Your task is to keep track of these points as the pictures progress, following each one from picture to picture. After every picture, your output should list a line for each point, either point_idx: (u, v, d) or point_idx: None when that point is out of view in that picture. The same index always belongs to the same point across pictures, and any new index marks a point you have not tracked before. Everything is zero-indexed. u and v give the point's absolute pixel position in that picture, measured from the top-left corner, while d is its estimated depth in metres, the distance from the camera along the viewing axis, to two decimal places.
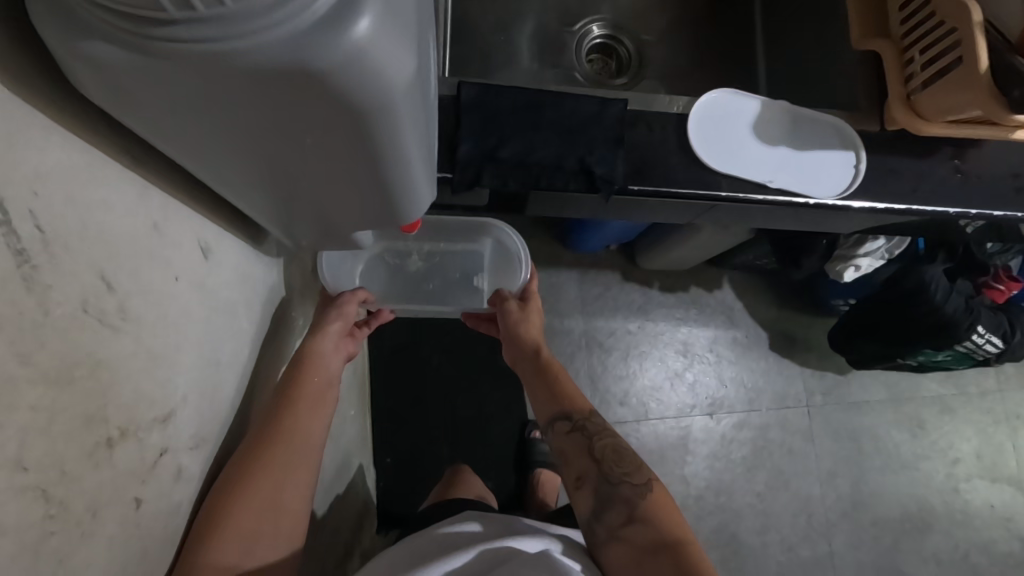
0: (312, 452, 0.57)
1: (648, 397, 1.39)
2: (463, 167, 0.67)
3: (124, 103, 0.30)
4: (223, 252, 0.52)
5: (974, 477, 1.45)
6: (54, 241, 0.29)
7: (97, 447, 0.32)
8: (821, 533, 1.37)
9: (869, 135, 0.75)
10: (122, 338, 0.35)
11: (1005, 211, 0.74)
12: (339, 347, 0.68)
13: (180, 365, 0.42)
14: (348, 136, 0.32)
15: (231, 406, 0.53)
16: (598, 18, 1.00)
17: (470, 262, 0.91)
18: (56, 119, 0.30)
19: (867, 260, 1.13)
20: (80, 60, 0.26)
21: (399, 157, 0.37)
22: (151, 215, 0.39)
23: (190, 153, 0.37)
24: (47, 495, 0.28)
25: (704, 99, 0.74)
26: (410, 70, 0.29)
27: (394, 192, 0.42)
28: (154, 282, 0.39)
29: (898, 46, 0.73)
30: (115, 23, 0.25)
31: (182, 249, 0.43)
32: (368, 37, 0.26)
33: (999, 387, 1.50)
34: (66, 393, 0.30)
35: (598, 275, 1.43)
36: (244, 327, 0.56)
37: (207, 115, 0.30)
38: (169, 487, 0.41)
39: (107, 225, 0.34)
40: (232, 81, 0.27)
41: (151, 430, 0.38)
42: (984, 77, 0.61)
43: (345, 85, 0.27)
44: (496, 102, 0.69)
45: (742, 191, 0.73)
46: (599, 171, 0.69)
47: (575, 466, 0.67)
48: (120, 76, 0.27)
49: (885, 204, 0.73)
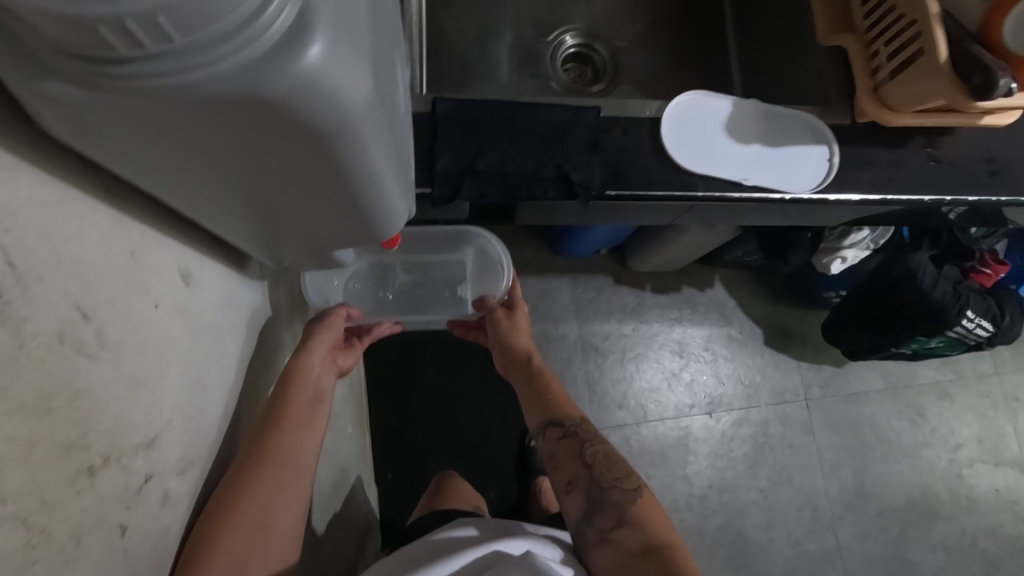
0: (303, 470, 0.58)
1: (647, 399, 1.39)
2: (441, 181, 0.68)
3: (91, 138, 0.31)
4: (206, 278, 0.53)
5: (977, 462, 1.45)
6: (27, 275, 0.30)
7: (78, 475, 0.33)
8: (827, 526, 1.37)
9: (840, 128, 0.76)
10: (101, 365, 0.36)
11: (980, 196, 0.75)
12: (329, 362, 0.70)
13: (164, 390, 0.43)
14: (313, 156, 0.33)
15: (219, 430, 0.53)
16: (571, 27, 1.01)
17: (452, 273, 0.92)
18: (24, 158, 0.31)
19: (853, 251, 1.14)
20: (43, 100, 0.27)
21: (368, 175, 0.37)
22: (128, 245, 0.40)
23: (163, 183, 0.38)
24: (27, 524, 0.29)
25: (677, 101, 0.75)
26: (367, 89, 0.30)
27: (368, 209, 0.42)
28: (133, 309, 0.40)
29: (863, 39, 0.74)
30: (73, 63, 0.26)
31: (161, 275, 0.44)
32: (319, 62, 0.27)
33: (995, 370, 1.50)
34: (44, 423, 0.30)
35: (590, 280, 1.44)
36: (230, 349, 0.57)
37: (173, 143, 0.31)
38: (157, 511, 0.42)
39: (81, 256, 0.35)
40: (192, 110, 0.28)
41: (134, 456, 0.38)
42: (945, 66, 0.63)
43: (301, 108, 0.28)
44: (472, 114, 0.70)
45: (718, 190, 0.74)
46: (576, 178, 0.70)
47: (565, 470, 0.67)
48: (81, 113, 0.28)
49: (860, 195, 0.74)
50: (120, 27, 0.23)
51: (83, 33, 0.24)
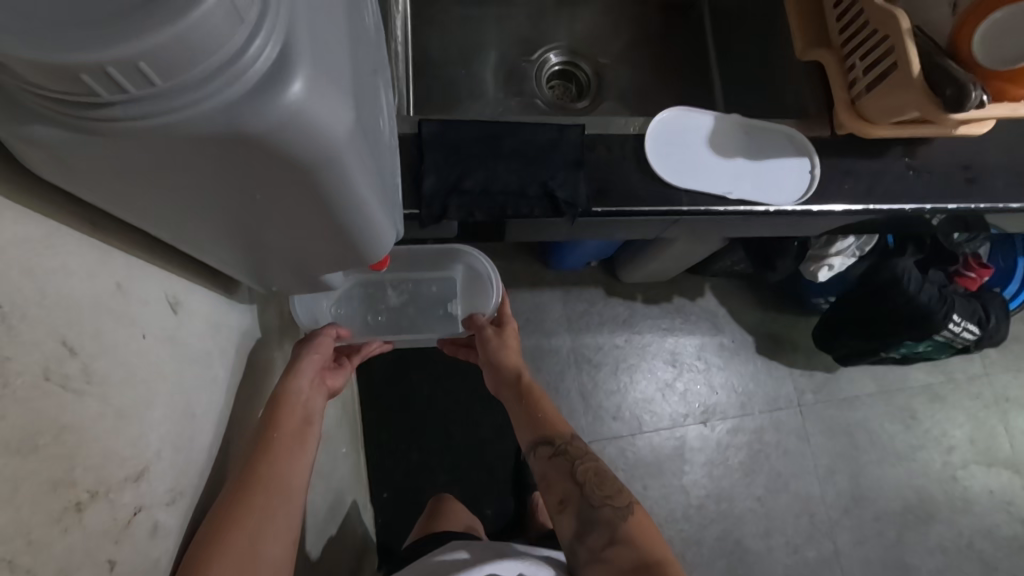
0: (293, 495, 0.57)
1: (641, 410, 1.39)
2: (428, 202, 0.69)
3: (76, 177, 0.31)
4: (194, 304, 0.53)
5: (970, 463, 1.46)
6: (11, 312, 0.30)
7: (65, 512, 0.33)
8: (825, 532, 1.37)
9: (820, 140, 0.78)
10: (87, 401, 0.35)
11: (959, 203, 0.77)
12: (318, 384, 0.69)
13: (151, 422, 0.43)
14: (297, 187, 0.33)
15: (208, 457, 0.53)
16: (555, 46, 1.03)
17: (442, 290, 0.92)
18: (11, 197, 0.31)
19: (839, 259, 1.15)
20: (28, 142, 0.28)
21: (353, 202, 0.38)
22: (114, 277, 0.40)
23: (149, 216, 0.38)
24: (12, 564, 0.28)
25: (659, 118, 0.77)
26: (349, 121, 0.31)
27: (354, 234, 0.43)
28: (119, 341, 0.40)
29: (839, 53, 0.76)
30: (56, 107, 0.26)
31: (147, 306, 0.44)
32: (301, 98, 0.28)
33: (985, 370, 1.52)
34: (29, 461, 0.30)
35: (581, 292, 1.44)
36: (220, 375, 0.57)
37: (157, 178, 0.31)
38: (146, 544, 0.41)
39: (66, 290, 0.35)
40: (175, 147, 0.28)
41: (122, 489, 0.38)
42: (917, 79, 0.64)
43: (284, 143, 0.29)
44: (457, 135, 0.71)
45: (703, 204, 0.75)
46: (562, 195, 0.70)
47: (557, 489, 0.68)
48: (65, 154, 0.28)
49: (842, 205, 0.76)
50: (102, 73, 0.23)
51: (65, 80, 0.24)
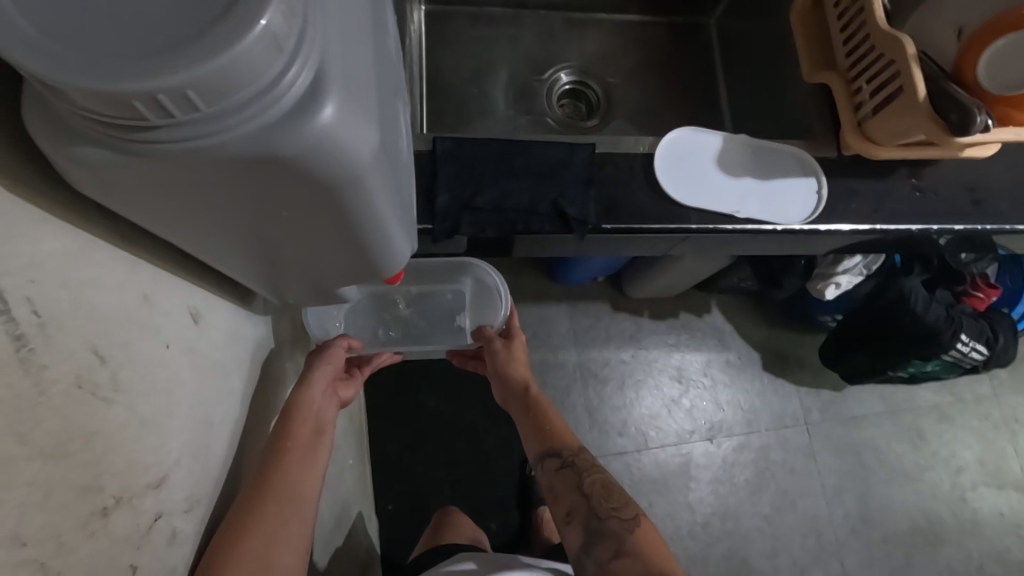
0: (305, 504, 0.58)
1: (647, 426, 1.39)
2: (441, 217, 0.70)
3: (114, 193, 0.33)
4: (213, 315, 0.54)
5: (980, 485, 1.44)
6: (49, 322, 0.31)
7: (92, 516, 0.34)
8: (832, 553, 1.36)
9: (827, 161, 0.79)
10: (114, 409, 0.37)
11: (965, 225, 0.77)
12: (329, 394, 0.70)
13: (172, 430, 0.44)
14: (321, 205, 0.35)
15: (223, 466, 0.54)
16: (566, 65, 1.04)
17: (450, 303, 0.93)
18: (51, 212, 0.33)
19: (846, 277, 1.15)
20: (74, 162, 0.29)
21: (374, 219, 0.39)
22: (141, 289, 0.41)
23: (177, 230, 0.39)
24: (45, 567, 0.29)
25: (668, 138, 0.78)
26: (375, 143, 0.32)
27: (372, 250, 0.44)
28: (145, 351, 0.41)
29: (846, 77, 0.77)
30: (102, 130, 0.28)
31: (171, 317, 0.45)
32: (331, 122, 0.29)
33: (993, 391, 1.51)
34: (61, 467, 0.31)
35: (588, 307, 1.45)
36: (235, 385, 0.58)
37: (190, 196, 0.33)
38: (164, 551, 0.42)
39: (98, 302, 0.36)
40: (211, 168, 0.29)
41: (143, 496, 0.39)
42: (923, 103, 0.65)
43: (315, 163, 0.30)
44: (470, 153, 0.72)
45: (711, 222, 0.76)
46: (572, 213, 0.72)
47: (564, 502, 0.68)
48: (109, 173, 0.30)
49: (849, 225, 0.76)
50: (151, 100, 0.25)
51: (116, 106, 0.25)
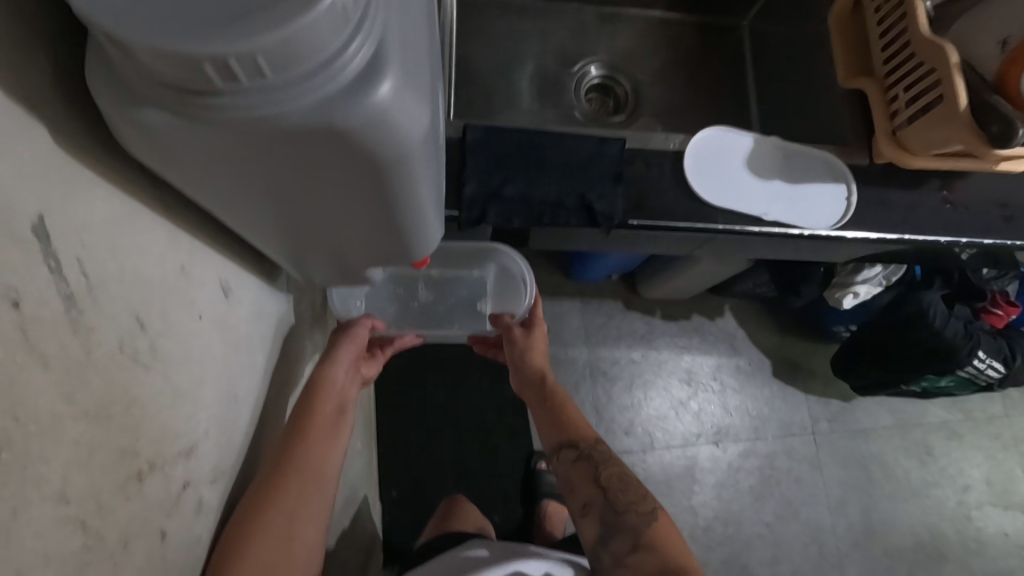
0: (326, 481, 0.59)
1: (654, 427, 1.39)
2: (469, 205, 0.70)
3: (167, 161, 0.33)
4: (242, 291, 0.55)
5: (986, 504, 1.43)
6: (96, 285, 0.32)
7: (129, 480, 0.34)
8: (833, 564, 1.35)
9: (858, 168, 0.78)
10: (151, 374, 0.37)
11: (995, 240, 0.77)
12: (353, 373, 0.71)
13: (201, 401, 0.44)
14: (367, 185, 0.35)
15: (245, 440, 0.54)
16: (595, 59, 1.04)
17: (473, 289, 0.94)
18: (101, 175, 0.33)
19: (865, 287, 1.14)
20: (135, 124, 0.30)
21: (414, 202, 0.39)
22: (179, 259, 0.42)
23: (220, 202, 0.40)
24: (85, 526, 0.30)
25: (699, 136, 0.78)
26: (427, 124, 0.32)
27: (407, 234, 0.44)
28: (182, 321, 0.41)
29: (882, 84, 0.76)
30: (166, 94, 0.28)
31: (205, 288, 0.46)
32: (389, 98, 0.29)
33: (1005, 412, 1.50)
34: (103, 429, 0.32)
35: (601, 304, 1.45)
36: (259, 361, 0.58)
37: (240, 167, 0.33)
38: (191, 519, 0.42)
39: (141, 269, 0.36)
40: (267, 139, 0.30)
41: (175, 463, 0.40)
42: (965, 115, 0.64)
43: (370, 140, 0.30)
44: (500, 143, 0.72)
45: (738, 224, 0.75)
46: (599, 207, 0.71)
47: (581, 494, 0.68)
48: (166, 138, 0.30)
49: (877, 234, 0.76)
50: (221, 65, 0.25)
51: (185, 69, 0.26)
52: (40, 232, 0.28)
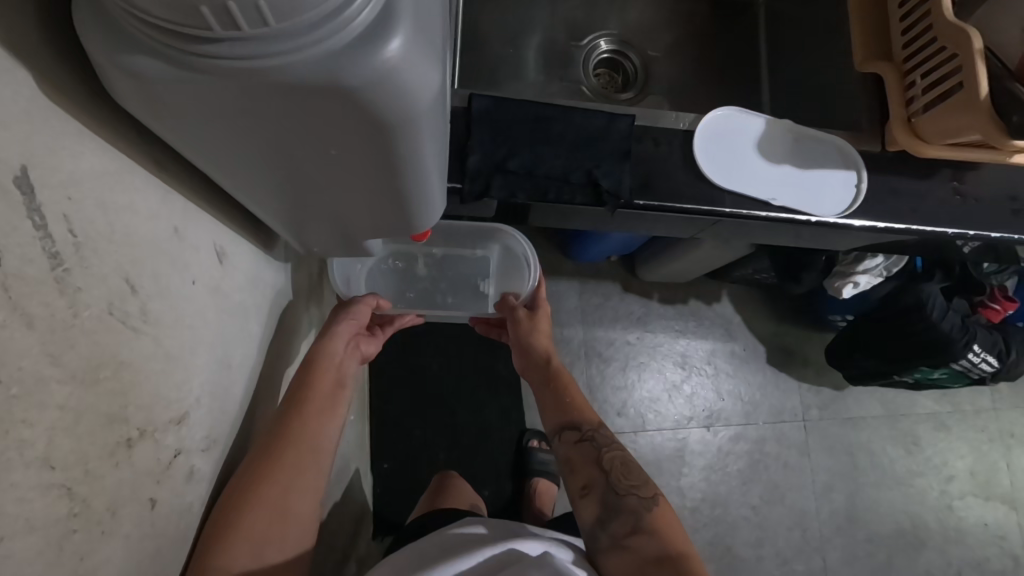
0: (323, 456, 0.58)
1: (646, 409, 1.39)
2: (472, 178, 0.68)
3: (160, 116, 0.32)
4: (237, 256, 0.53)
5: (968, 495, 1.45)
6: (84, 244, 0.30)
7: (118, 447, 0.33)
8: (816, 548, 1.37)
9: (869, 155, 0.77)
10: (142, 339, 0.36)
11: (1003, 233, 0.75)
12: (351, 348, 0.70)
13: (194, 368, 0.43)
14: (370, 149, 0.33)
15: (239, 410, 0.53)
16: (606, 33, 1.01)
17: (475, 268, 0.93)
18: (90, 126, 0.31)
19: (865, 277, 1.11)
20: (127, 73, 0.28)
21: (417, 171, 0.37)
22: (172, 220, 0.40)
23: (214, 163, 0.38)
24: (72, 493, 0.29)
25: (710, 116, 0.76)
26: (436, 86, 0.30)
27: (409, 203, 0.42)
28: (174, 287, 0.40)
29: (900, 69, 0.74)
30: (161, 39, 0.27)
31: (198, 253, 0.44)
32: (398, 56, 0.27)
33: (993, 405, 1.51)
34: (91, 393, 0.31)
35: (599, 285, 1.44)
36: (254, 330, 0.57)
37: (236, 125, 0.31)
38: (181, 488, 0.42)
39: (132, 229, 0.35)
40: (266, 93, 0.28)
41: (166, 431, 0.39)
42: (985, 103, 0.63)
43: (374, 101, 0.28)
44: (507, 113, 0.70)
45: (746, 208, 0.74)
46: (605, 185, 0.69)
47: (581, 474, 0.68)
48: (160, 89, 0.29)
49: (885, 223, 0.74)
50: (221, 9, 0.24)
51: (184, 12, 0.24)
52: (23, 184, 0.26)
